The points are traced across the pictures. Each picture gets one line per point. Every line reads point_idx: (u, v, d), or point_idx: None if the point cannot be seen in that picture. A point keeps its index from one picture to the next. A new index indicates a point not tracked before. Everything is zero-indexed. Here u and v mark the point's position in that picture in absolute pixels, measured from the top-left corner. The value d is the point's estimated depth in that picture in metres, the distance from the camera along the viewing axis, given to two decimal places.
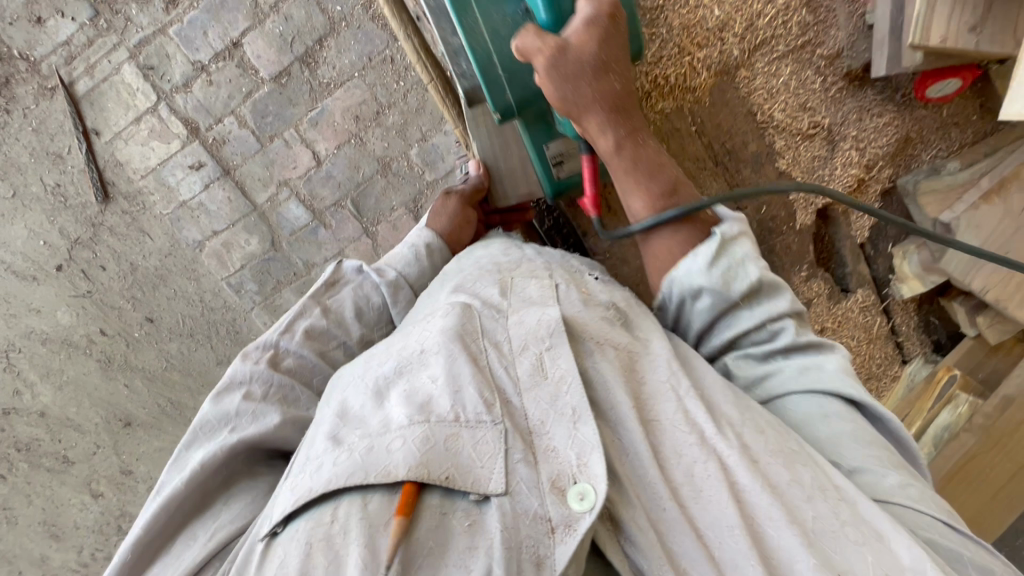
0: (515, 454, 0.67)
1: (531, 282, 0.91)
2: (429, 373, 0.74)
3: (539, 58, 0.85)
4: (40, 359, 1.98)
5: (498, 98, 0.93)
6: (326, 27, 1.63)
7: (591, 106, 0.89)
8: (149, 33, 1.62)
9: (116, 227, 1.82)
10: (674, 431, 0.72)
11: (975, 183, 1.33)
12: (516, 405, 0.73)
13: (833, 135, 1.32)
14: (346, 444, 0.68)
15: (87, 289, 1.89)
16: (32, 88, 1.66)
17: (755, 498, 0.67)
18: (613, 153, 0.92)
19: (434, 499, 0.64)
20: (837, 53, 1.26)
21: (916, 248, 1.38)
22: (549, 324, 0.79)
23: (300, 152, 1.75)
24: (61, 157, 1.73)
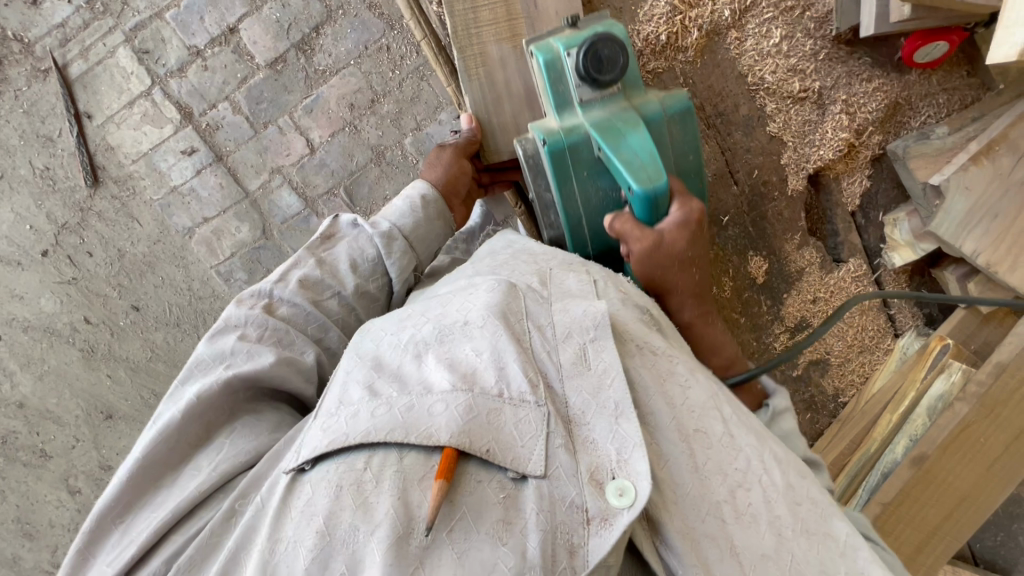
0: (554, 438, 0.70)
1: (570, 274, 0.90)
2: (472, 345, 0.75)
3: (640, 235, 0.91)
4: (21, 348, 1.94)
5: (575, 212, 0.99)
6: (322, 15, 1.65)
7: (673, 289, 0.95)
8: (145, 17, 1.63)
9: (105, 213, 1.80)
10: (701, 419, 0.76)
11: (963, 146, 1.15)
12: (557, 390, 0.75)
13: (824, 99, 1.18)
14: (383, 398, 0.70)
15: (72, 275, 1.86)
16: (25, 70, 1.65)
17: (782, 516, 0.73)
18: (683, 326, 0.98)
19: (471, 468, 0.67)
20: (827, 14, 1.14)
21: (908, 216, 1.21)
22: (595, 315, 0.78)
23: (293, 139, 1.75)
24: (51, 140, 1.71)
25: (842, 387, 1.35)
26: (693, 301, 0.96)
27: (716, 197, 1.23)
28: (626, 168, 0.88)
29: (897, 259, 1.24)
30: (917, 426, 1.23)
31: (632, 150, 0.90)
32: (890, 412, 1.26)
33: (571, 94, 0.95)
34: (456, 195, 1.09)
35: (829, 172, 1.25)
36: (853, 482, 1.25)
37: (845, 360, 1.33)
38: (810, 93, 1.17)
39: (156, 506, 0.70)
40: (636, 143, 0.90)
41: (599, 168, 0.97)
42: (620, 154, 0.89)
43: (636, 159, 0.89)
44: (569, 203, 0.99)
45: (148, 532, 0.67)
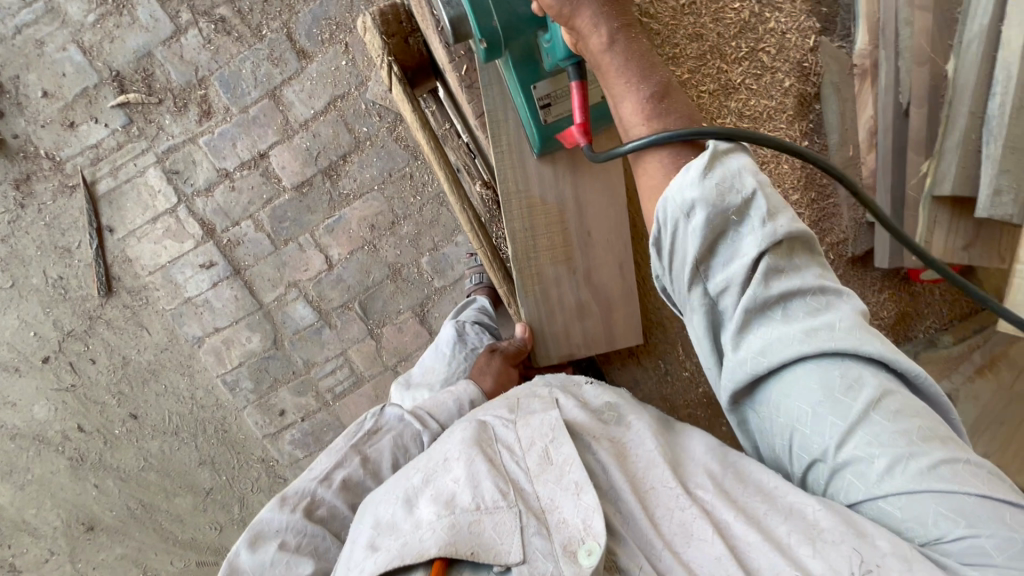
0: (529, 526, 0.68)
1: (535, 399, 0.86)
2: (451, 475, 0.74)
3: None
4: (5, 455, 1.86)
5: None
6: (350, 144, 1.72)
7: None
8: (178, 141, 1.68)
9: (114, 321, 1.78)
10: (649, 479, 0.71)
11: (968, 357, 1.23)
12: (529, 492, 0.72)
13: None
14: (381, 548, 0.70)
15: (71, 382, 1.81)
16: (52, 185, 1.68)
17: (732, 528, 0.64)
18: (603, 57, 0.65)
19: (463, 572, 0.68)
20: (842, 237, 1.14)
21: None
22: (551, 424, 0.78)
23: (313, 256, 1.79)
24: (68, 252, 1.73)
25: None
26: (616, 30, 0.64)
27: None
28: None
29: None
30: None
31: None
32: None
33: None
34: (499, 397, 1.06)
35: None
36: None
37: None
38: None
39: None
40: None
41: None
42: None
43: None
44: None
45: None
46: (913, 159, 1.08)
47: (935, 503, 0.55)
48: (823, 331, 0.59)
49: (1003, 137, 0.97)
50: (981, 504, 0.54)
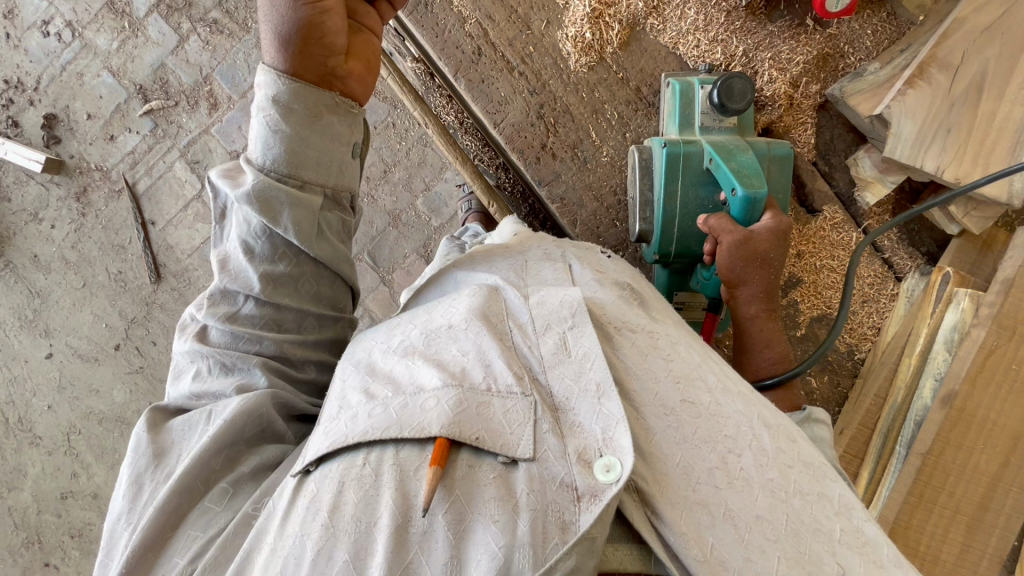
0: (543, 424, 0.69)
1: (547, 265, 0.91)
2: (459, 346, 0.76)
3: (732, 228, 0.92)
4: (96, 439, 2.11)
5: (671, 211, 1.02)
6: None
7: (749, 283, 0.95)
8: (195, 134, 1.93)
9: (166, 303, 2.03)
10: (689, 392, 0.73)
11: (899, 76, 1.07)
12: (542, 381, 0.74)
13: (752, 63, 1.14)
14: (379, 399, 0.71)
15: (139, 364, 2.06)
16: (104, 192, 1.98)
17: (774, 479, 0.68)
18: (750, 319, 0.97)
19: (464, 455, 0.67)
20: None
21: (867, 153, 1.14)
22: (571, 304, 0.79)
23: None
24: (123, 248, 2.00)
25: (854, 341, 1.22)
26: (762, 292, 0.95)
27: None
28: (735, 173, 0.93)
29: (871, 198, 1.15)
30: (939, 361, 1.10)
31: (744, 164, 0.95)
32: (909, 354, 1.14)
33: (696, 117, 1.07)
34: (331, 63, 0.78)
35: (777, 125, 1.17)
36: (886, 444, 1.13)
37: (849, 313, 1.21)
38: (734, 60, 1.14)
39: (150, 493, 0.73)
40: (746, 160, 0.96)
41: (704, 180, 1.01)
42: (731, 163, 0.95)
43: (744, 170, 0.94)
44: (670, 200, 1.03)
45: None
46: None
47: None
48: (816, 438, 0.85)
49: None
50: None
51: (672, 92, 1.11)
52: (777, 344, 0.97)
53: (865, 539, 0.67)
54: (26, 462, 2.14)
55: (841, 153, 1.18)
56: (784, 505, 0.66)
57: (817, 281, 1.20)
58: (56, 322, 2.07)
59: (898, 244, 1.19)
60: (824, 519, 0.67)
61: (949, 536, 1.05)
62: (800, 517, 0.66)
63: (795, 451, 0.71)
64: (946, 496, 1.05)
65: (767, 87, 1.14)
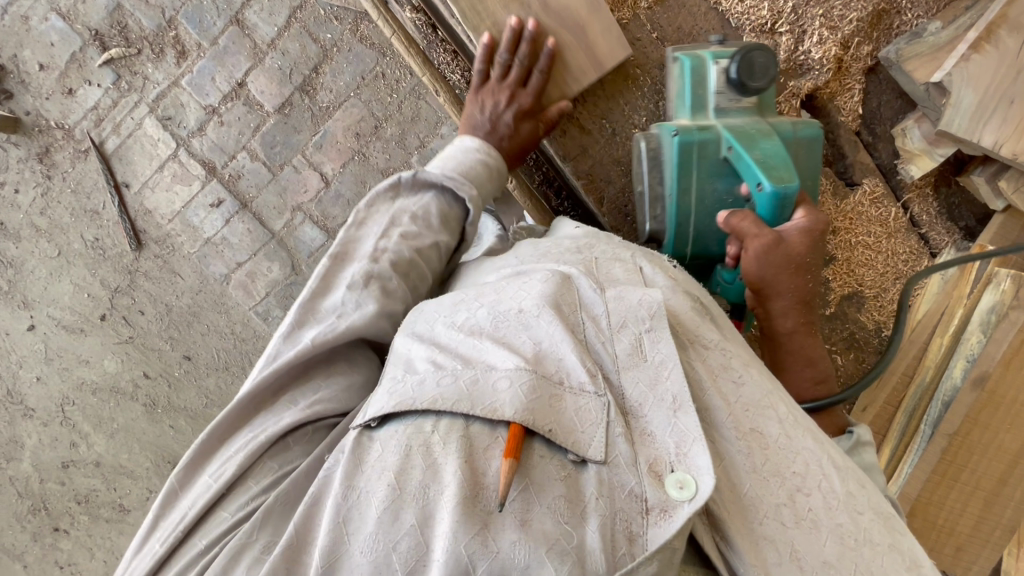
0: (614, 427, 0.67)
1: (617, 265, 0.87)
2: (530, 334, 0.73)
3: (759, 231, 0.88)
4: (91, 410, 2.08)
5: (687, 208, 0.99)
6: (318, 55, 1.73)
7: (782, 294, 0.91)
8: (164, 87, 1.76)
9: (150, 271, 1.93)
10: (757, 419, 0.72)
11: (961, 38, 1.05)
12: (614, 380, 0.72)
13: (799, 20, 1.09)
14: (448, 369, 0.69)
15: (129, 334, 1.99)
16: (69, 153, 1.82)
17: (844, 522, 0.68)
18: (786, 334, 0.93)
19: (537, 446, 0.65)
20: None
21: (917, 123, 1.12)
22: (650, 305, 0.74)
23: (309, 175, 1.83)
24: (97, 213, 1.87)
25: (884, 320, 1.20)
26: (797, 303, 0.91)
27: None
28: (760, 165, 0.89)
29: (915, 171, 1.15)
30: (971, 343, 1.11)
31: (767, 153, 0.90)
32: (940, 334, 1.17)
33: (709, 99, 0.98)
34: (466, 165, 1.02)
35: (821, 93, 1.14)
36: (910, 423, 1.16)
37: (880, 291, 1.19)
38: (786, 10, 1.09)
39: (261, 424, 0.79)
40: (769, 147, 0.91)
41: (720, 170, 0.97)
42: (754, 153, 0.90)
43: (770, 160, 0.90)
44: (684, 194, 0.98)
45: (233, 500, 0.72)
46: None
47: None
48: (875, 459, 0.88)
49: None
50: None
51: (682, 67, 1.02)
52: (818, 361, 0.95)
53: None
54: (21, 433, 2.11)
55: (888, 123, 1.17)
56: (852, 553, 0.67)
57: (851, 257, 1.17)
58: (33, 293, 1.96)
59: (936, 220, 1.19)
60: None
61: (965, 510, 1.12)
62: (868, 568, 0.66)
63: (864, 496, 0.72)
64: (967, 473, 1.11)
65: (817, 47, 1.09)
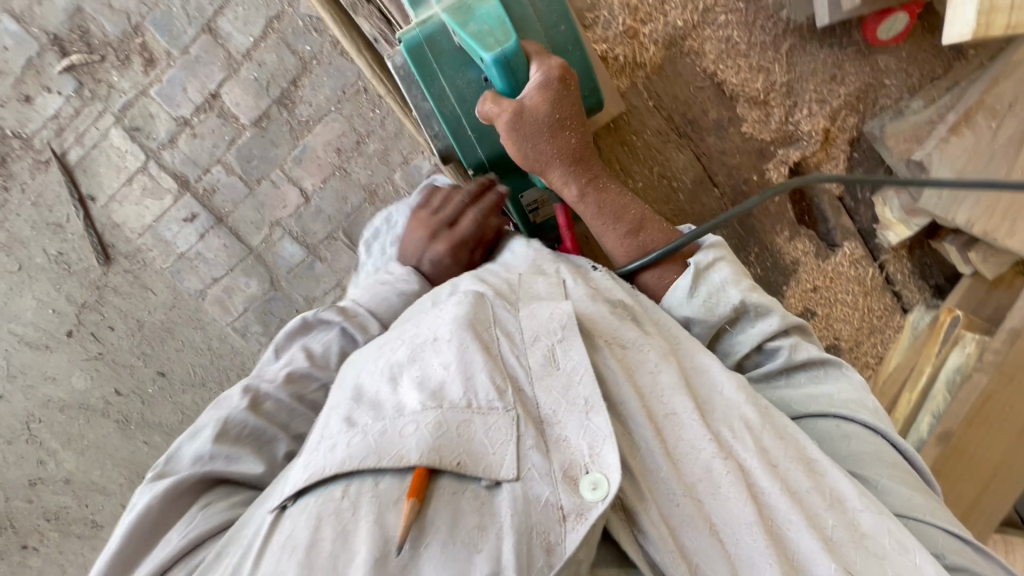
0: (525, 440, 0.76)
1: (541, 281, 1.01)
2: (441, 360, 0.82)
3: (502, 111, 1.05)
4: (60, 427, 2.01)
5: (452, 112, 1.13)
6: (297, 67, 1.67)
7: (553, 163, 1.10)
8: (131, 96, 1.67)
9: (120, 287, 1.86)
10: (669, 405, 0.84)
11: (941, 118, 1.26)
12: (528, 394, 0.82)
13: (791, 92, 1.27)
14: (359, 427, 0.76)
15: (98, 350, 1.92)
16: (27, 163, 1.72)
17: (762, 486, 0.79)
18: (578, 201, 1.12)
19: (445, 481, 0.73)
20: (780, 9, 1.23)
21: (896, 195, 1.28)
22: (561, 318, 0.89)
23: (288, 191, 1.79)
24: (60, 227, 1.78)
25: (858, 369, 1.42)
26: (572, 168, 1.10)
27: (698, 202, 1.33)
28: (475, 39, 1.00)
29: (893, 237, 1.31)
30: (939, 400, 1.36)
31: (480, 21, 1.02)
32: (911, 390, 1.39)
33: None
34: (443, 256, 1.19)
35: (809, 161, 1.33)
36: None
37: (856, 343, 1.39)
38: (780, 88, 1.27)
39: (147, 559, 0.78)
40: (484, 15, 1.02)
41: (461, 59, 1.10)
42: (468, 27, 1.01)
43: (485, 28, 1.01)
44: (444, 99, 1.12)
45: (180, 570, 0.74)
46: None
47: (922, 526, 0.84)
48: (822, 398, 0.99)
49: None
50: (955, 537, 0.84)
51: None
52: (625, 216, 1.13)
53: (862, 531, 0.77)
54: None
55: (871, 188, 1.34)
56: (762, 516, 0.76)
57: (829, 313, 1.36)
58: None
59: (910, 278, 1.38)
60: (817, 515, 0.78)
61: None
62: (784, 514, 0.77)
63: (779, 449, 0.83)
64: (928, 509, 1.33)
65: (807, 121, 1.29)
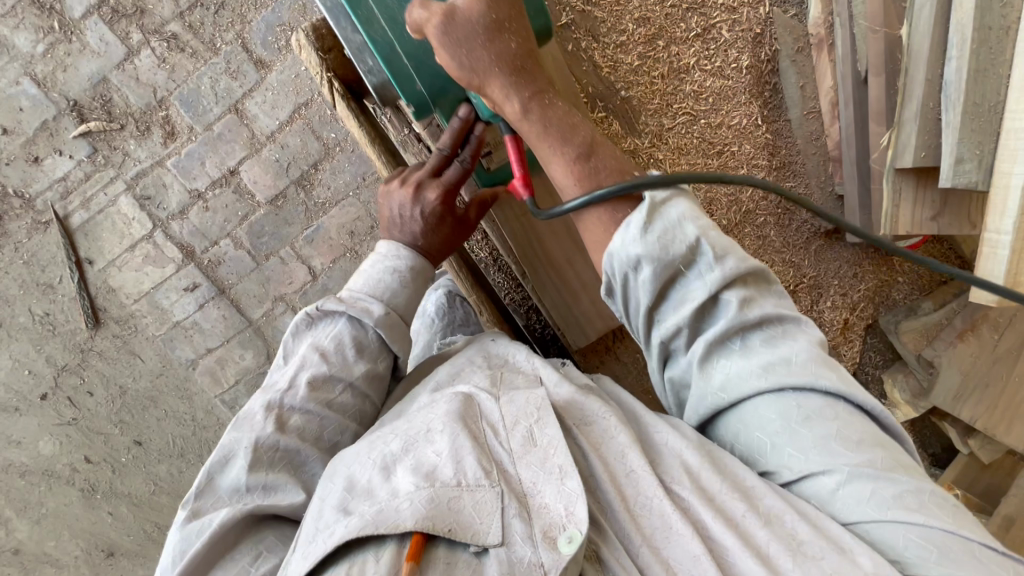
0: (510, 509, 0.68)
1: (520, 375, 0.87)
2: (431, 448, 0.74)
3: (428, 12, 0.71)
4: (17, 493, 1.87)
5: (383, 38, 0.78)
6: (319, 153, 1.69)
7: (489, 69, 0.73)
8: (146, 166, 1.66)
9: (106, 351, 1.78)
10: (620, 462, 0.73)
11: (949, 323, 1.33)
12: (512, 472, 0.72)
13: (819, 285, 1.29)
14: (355, 512, 0.68)
15: (72, 416, 1.82)
16: (26, 223, 1.67)
17: (709, 524, 0.66)
18: (521, 119, 0.75)
19: (441, 551, 0.66)
20: (815, 215, 1.25)
21: (905, 380, 1.38)
22: (537, 401, 0.79)
23: (295, 268, 1.77)
24: (51, 288, 1.72)
25: None
26: (514, 77, 0.74)
27: None
28: None
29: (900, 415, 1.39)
30: None
31: None
32: None
33: None
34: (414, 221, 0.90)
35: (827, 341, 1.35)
36: None
37: None
38: (809, 280, 1.28)
39: None
40: None
41: None
42: None
43: None
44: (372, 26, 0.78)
45: None
46: (875, 128, 1.11)
47: (900, 532, 0.61)
48: (774, 364, 0.68)
49: (962, 103, 0.98)
50: (947, 538, 0.59)
51: None
52: (580, 136, 0.76)
53: (800, 540, 0.63)
54: None
55: (877, 364, 1.41)
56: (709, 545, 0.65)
57: None
58: None
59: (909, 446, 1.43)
60: (753, 536, 0.65)
61: None
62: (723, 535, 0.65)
63: (714, 478, 0.69)
64: None
65: (832, 310, 1.31)
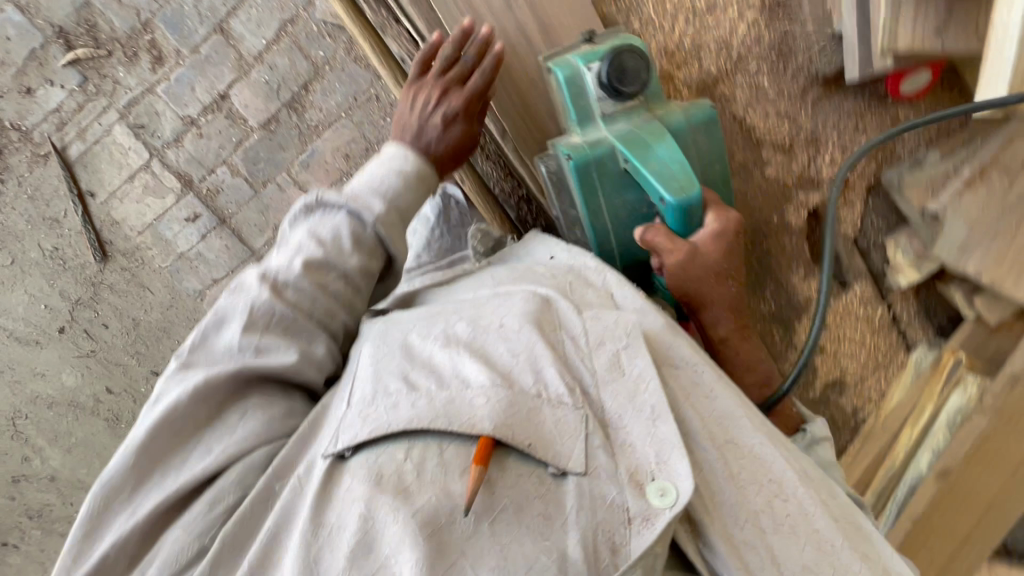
0: (593, 437, 0.75)
1: (590, 291, 0.95)
2: (506, 346, 0.82)
3: (673, 247, 0.97)
4: (47, 424, 1.96)
5: (603, 228, 1.08)
6: (309, 73, 1.65)
7: (699, 281, 0.99)
8: (137, 93, 1.65)
9: (116, 284, 1.82)
10: (690, 392, 0.82)
11: (957, 172, 1.17)
12: (593, 394, 0.79)
13: (816, 137, 1.24)
14: (421, 391, 0.78)
15: (90, 348, 1.88)
16: (25, 156, 1.69)
17: (772, 471, 0.78)
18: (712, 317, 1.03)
19: (511, 460, 0.73)
20: (806, 56, 1.21)
21: (907, 240, 1.25)
22: (626, 325, 0.83)
23: (294, 194, 1.76)
24: (57, 222, 1.75)
25: (858, 403, 1.35)
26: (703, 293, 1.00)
27: None
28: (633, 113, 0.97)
29: (903, 280, 1.27)
30: (938, 438, 1.27)
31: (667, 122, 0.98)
32: (910, 426, 1.30)
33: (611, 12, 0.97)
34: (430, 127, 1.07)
35: (827, 204, 1.27)
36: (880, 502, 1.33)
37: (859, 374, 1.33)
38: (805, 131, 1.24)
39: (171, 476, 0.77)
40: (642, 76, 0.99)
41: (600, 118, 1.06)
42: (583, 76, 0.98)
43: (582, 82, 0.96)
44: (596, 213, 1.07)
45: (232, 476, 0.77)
46: None
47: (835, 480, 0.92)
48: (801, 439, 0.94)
49: None
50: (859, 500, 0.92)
51: None
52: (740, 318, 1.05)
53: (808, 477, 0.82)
54: None
55: (879, 232, 1.29)
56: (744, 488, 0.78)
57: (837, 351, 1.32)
58: None
59: (913, 317, 1.31)
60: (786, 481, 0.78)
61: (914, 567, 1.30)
62: (766, 477, 0.78)
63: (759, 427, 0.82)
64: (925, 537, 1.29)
65: (829, 164, 1.25)
